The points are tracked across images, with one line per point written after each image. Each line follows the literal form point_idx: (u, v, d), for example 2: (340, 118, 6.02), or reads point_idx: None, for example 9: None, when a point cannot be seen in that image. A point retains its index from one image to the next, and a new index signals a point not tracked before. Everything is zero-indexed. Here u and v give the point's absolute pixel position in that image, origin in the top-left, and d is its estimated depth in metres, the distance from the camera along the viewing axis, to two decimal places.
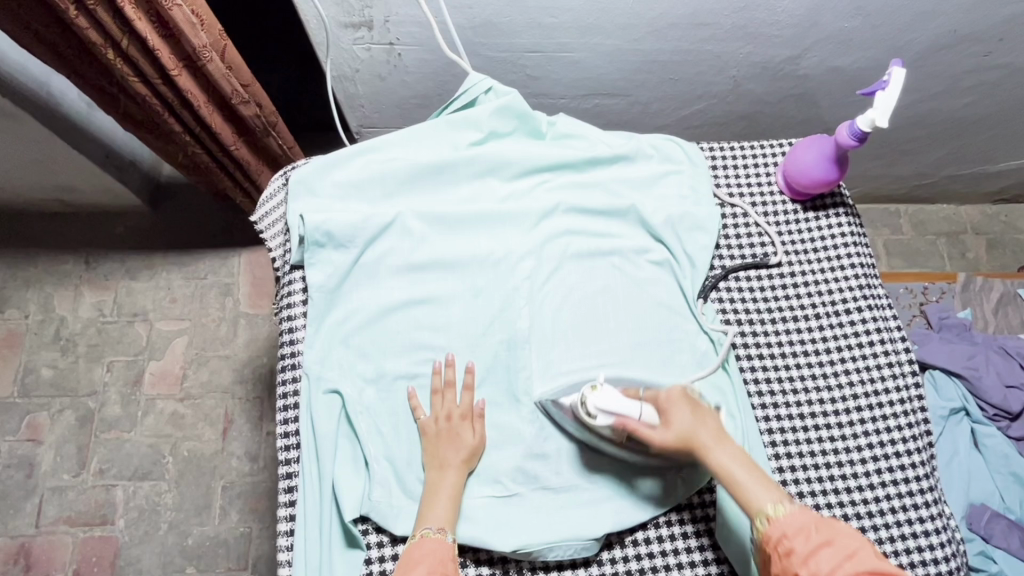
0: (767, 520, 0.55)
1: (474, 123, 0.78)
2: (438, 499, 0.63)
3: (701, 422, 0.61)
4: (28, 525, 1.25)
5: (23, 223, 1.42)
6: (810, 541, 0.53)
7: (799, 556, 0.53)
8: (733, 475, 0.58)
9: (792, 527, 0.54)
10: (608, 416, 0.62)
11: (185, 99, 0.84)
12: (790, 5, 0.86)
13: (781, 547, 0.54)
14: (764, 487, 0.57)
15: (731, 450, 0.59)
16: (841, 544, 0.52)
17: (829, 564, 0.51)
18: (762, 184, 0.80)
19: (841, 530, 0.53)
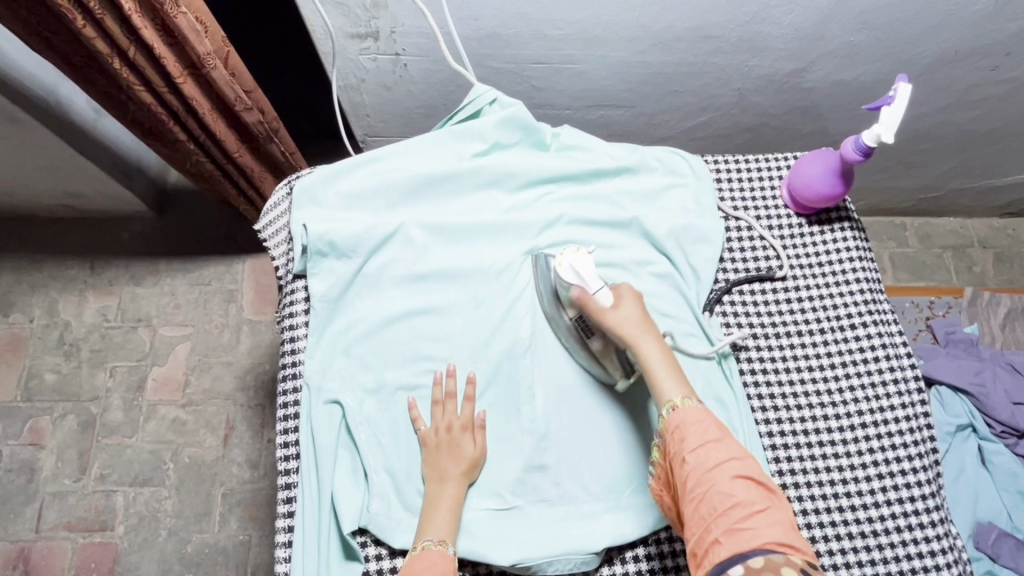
0: (670, 409, 0.59)
1: (478, 133, 0.78)
2: (437, 512, 0.62)
3: (643, 315, 0.64)
4: (28, 530, 1.25)
5: (30, 228, 1.43)
6: (705, 436, 0.57)
7: (691, 444, 0.57)
8: (651, 363, 0.61)
9: (693, 418, 0.58)
10: (574, 277, 0.66)
11: (189, 107, 0.85)
12: (795, 19, 0.86)
13: (677, 433, 0.58)
14: (673, 381, 0.61)
15: (656, 345, 0.62)
16: (733, 446, 0.57)
17: (718, 459, 0.55)
18: (767, 198, 0.80)
19: (731, 435, 0.58)
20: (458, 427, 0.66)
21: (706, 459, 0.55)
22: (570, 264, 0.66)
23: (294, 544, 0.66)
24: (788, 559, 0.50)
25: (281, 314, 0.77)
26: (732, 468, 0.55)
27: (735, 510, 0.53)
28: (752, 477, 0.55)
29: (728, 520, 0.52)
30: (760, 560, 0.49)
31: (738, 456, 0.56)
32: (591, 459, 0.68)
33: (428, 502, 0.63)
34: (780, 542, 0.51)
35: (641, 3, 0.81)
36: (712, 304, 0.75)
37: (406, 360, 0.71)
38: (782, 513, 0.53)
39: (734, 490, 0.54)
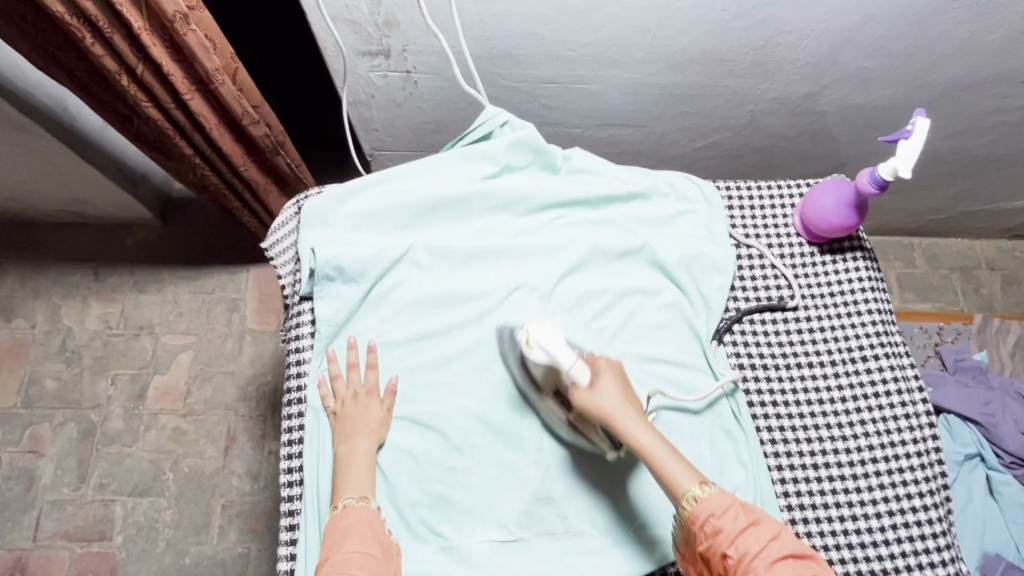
0: (689, 501, 0.57)
1: (488, 156, 0.77)
2: (351, 471, 0.64)
3: (625, 399, 0.61)
4: (26, 539, 1.24)
5: (34, 233, 1.43)
6: (739, 522, 0.55)
7: (726, 536, 0.55)
8: (653, 452, 0.59)
9: (718, 504, 0.56)
10: (545, 356, 0.63)
11: (197, 123, 0.84)
12: (810, 44, 0.85)
13: (708, 525, 0.56)
14: (681, 465, 0.59)
15: (647, 429, 0.60)
16: (765, 526, 0.55)
17: (758, 547, 0.54)
18: (779, 225, 0.79)
19: (766, 516, 0.57)
20: (362, 391, 0.68)
21: (747, 549, 0.54)
22: (537, 341, 0.63)
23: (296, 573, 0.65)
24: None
25: (287, 336, 0.77)
26: (772, 552, 0.53)
27: None
28: (793, 555, 0.54)
29: None
30: None
31: (777, 538, 0.55)
32: (597, 490, 0.67)
33: (343, 463, 0.64)
34: None
35: (654, 26, 0.81)
36: (721, 333, 0.74)
37: (410, 386, 0.70)
38: None
39: (778, 573, 0.52)
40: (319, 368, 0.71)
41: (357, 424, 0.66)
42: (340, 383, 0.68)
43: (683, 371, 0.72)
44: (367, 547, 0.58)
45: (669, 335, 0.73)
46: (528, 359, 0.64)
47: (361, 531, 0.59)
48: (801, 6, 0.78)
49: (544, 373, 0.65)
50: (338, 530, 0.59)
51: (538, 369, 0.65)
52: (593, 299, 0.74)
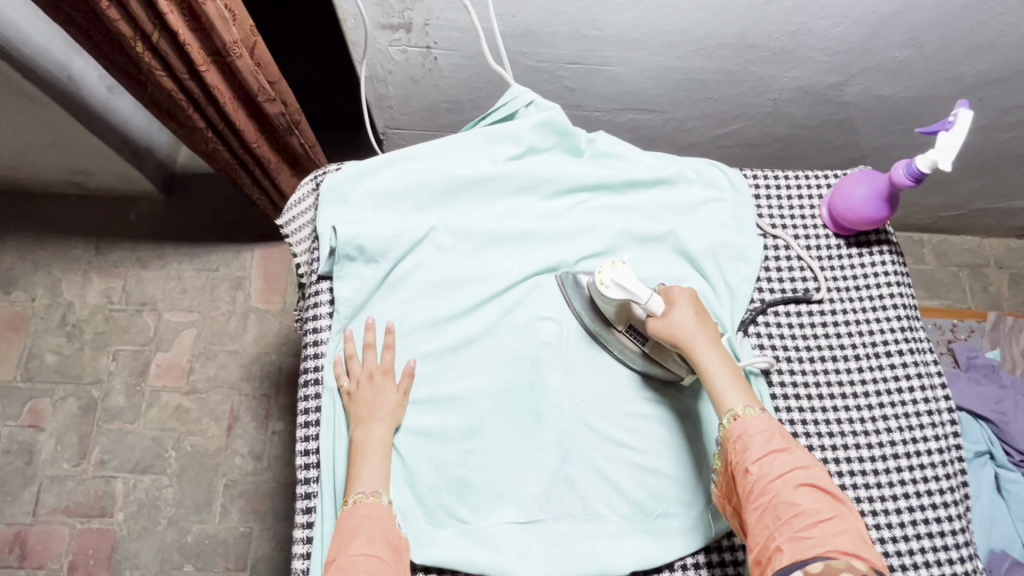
0: (729, 417, 0.59)
1: (513, 136, 0.75)
2: (365, 463, 0.62)
3: (700, 321, 0.63)
4: (25, 514, 1.23)
5: (34, 204, 1.40)
6: (767, 443, 0.57)
7: (754, 454, 0.56)
8: (711, 372, 0.61)
9: (757, 424, 0.57)
10: (621, 294, 0.64)
11: (211, 96, 0.82)
12: (842, 32, 0.83)
13: (738, 440, 0.57)
14: (735, 388, 0.60)
15: (713, 352, 0.61)
16: (796, 455, 0.56)
17: (783, 469, 0.55)
18: (805, 216, 0.78)
19: (796, 446, 0.57)
20: (375, 372, 0.66)
21: (771, 469, 0.55)
22: (612, 280, 0.63)
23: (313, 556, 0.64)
24: (852, 568, 0.49)
25: (303, 315, 0.75)
26: (796, 477, 0.54)
27: (801, 520, 0.52)
28: (819, 485, 0.54)
29: (793, 528, 0.52)
30: (822, 568, 0.49)
31: (804, 465, 0.55)
32: (618, 477, 0.66)
33: (357, 454, 0.63)
34: (845, 551, 0.50)
35: (685, 6, 0.79)
36: (744, 324, 0.73)
37: (427, 368, 0.69)
38: (850, 524, 0.52)
39: (799, 498, 0.53)
40: (335, 348, 0.70)
41: (374, 408, 0.64)
42: (355, 364, 0.67)
43: None
44: (375, 550, 0.56)
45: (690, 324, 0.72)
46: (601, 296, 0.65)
47: (370, 532, 0.57)
48: None
49: (619, 307, 0.67)
50: (344, 534, 0.57)
51: (613, 304, 0.67)
52: None
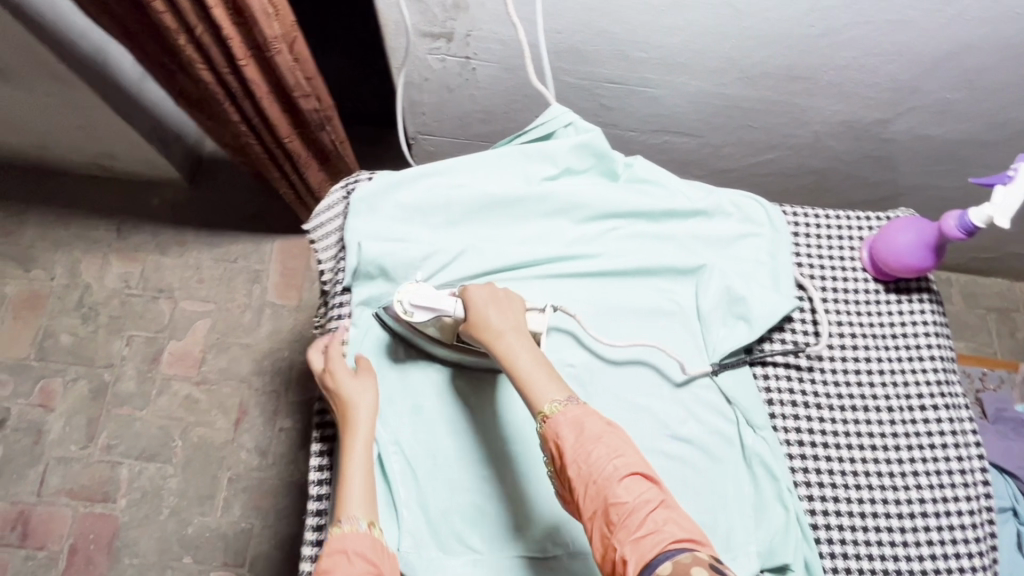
0: (546, 418, 0.55)
1: (550, 156, 0.73)
2: (352, 490, 0.58)
3: (499, 314, 0.60)
4: (29, 493, 1.22)
5: (60, 183, 1.40)
6: (583, 439, 0.53)
7: (576, 457, 0.52)
8: (520, 367, 0.58)
9: (570, 418, 0.54)
10: (427, 313, 0.63)
11: (248, 90, 0.80)
12: (895, 69, 0.81)
13: (557, 445, 0.54)
14: (546, 381, 0.57)
15: (521, 346, 0.59)
16: (611, 443, 0.53)
17: (605, 467, 0.51)
18: (844, 258, 0.76)
19: (614, 431, 0.54)
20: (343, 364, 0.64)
21: (594, 469, 0.51)
22: (412, 305, 0.63)
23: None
24: (695, 557, 0.46)
25: (325, 325, 0.74)
26: (619, 469, 0.51)
27: (632, 518, 0.49)
28: (641, 473, 0.51)
29: (630, 530, 0.48)
30: (668, 565, 0.46)
31: (623, 454, 0.52)
32: None
33: (343, 472, 0.59)
34: (680, 539, 0.47)
35: (735, 34, 0.77)
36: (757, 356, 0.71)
37: (444, 388, 0.68)
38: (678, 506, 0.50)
39: (623, 493, 0.50)
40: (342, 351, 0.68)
41: (352, 413, 0.61)
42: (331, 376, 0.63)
43: (734, 400, 0.68)
44: None
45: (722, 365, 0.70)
46: (412, 324, 0.64)
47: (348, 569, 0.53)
48: (894, 29, 0.74)
49: (434, 328, 0.65)
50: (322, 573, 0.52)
51: (427, 328, 0.65)
52: (647, 318, 0.71)
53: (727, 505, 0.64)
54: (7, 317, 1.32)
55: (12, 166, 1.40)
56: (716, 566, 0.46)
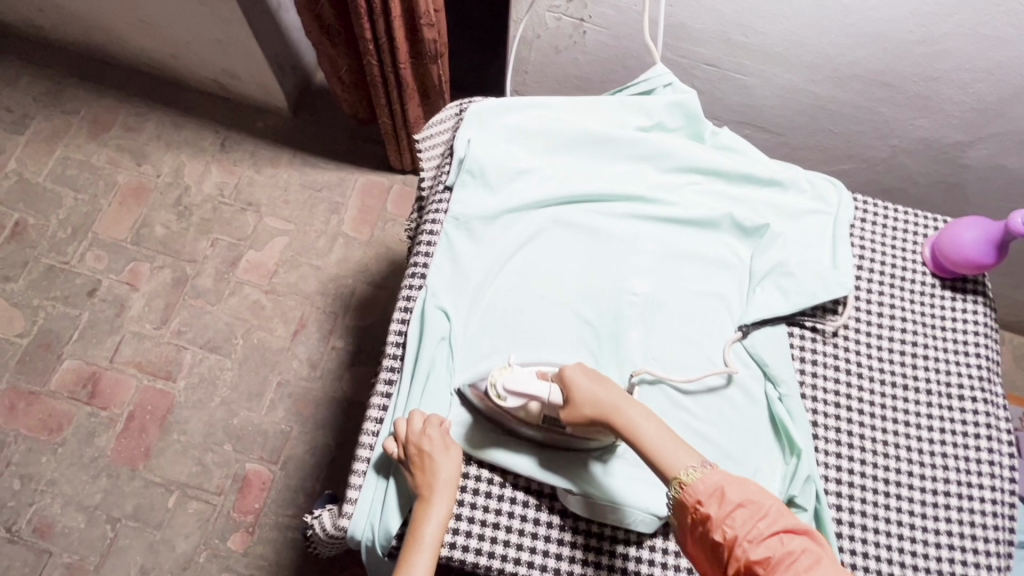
0: (681, 485, 0.53)
1: (645, 109, 0.81)
2: (420, 553, 0.58)
3: (604, 387, 0.58)
4: (103, 357, 1.34)
5: (182, 93, 1.55)
6: (725, 505, 0.50)
7: (718, 518, 0.50)
8: (644, 438, 0.56)
9: (710, 485, 0.51)
10: (519, 397, 0.62)
11: (384, 7, 0.92)
12: (983, 89, 0.85)
13: (697, 511, 0.51)
14: (675, 450, 0.54)
15: (640, 414, 0.57)
16: (754, 504, 0.50)
17: (747, 527, 0.49)
18: (906, 249, 0.80)
19: (755, 490, 0.51)
20: (437, 428, 0.64)
21: (736, 531, 0.49)
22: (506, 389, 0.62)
23: (389, 410, 0.70)
24: None
25: (420, 224, 0.81)
26: (763, 532, 0.49)
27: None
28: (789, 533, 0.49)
29: None
30: None
31: (766, 513, 0.49)
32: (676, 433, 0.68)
33: (413, 534, 0.60)
34: None
35: (836, 31, 0.83)
36: (800, 318, 0.74)
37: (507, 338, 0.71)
38: (833, 565, 0.47)
39: (769, 554, 0.47)
40: (418, 287, 0.75)
41: (435, 477, 0.62)
42: (414, 436, 0.63)
43: (775, 351, 0.72)
44: None
45: (765, 325, 0.73)
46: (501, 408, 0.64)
47: None
48: (990, 46, 0.78)
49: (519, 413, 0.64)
50: None
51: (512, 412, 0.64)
52: (713, 268, 0.76)
53: (758, 444, 0.68)
54: (115, 201, 1.46)
55: (145, 71, 1.56)
56: None
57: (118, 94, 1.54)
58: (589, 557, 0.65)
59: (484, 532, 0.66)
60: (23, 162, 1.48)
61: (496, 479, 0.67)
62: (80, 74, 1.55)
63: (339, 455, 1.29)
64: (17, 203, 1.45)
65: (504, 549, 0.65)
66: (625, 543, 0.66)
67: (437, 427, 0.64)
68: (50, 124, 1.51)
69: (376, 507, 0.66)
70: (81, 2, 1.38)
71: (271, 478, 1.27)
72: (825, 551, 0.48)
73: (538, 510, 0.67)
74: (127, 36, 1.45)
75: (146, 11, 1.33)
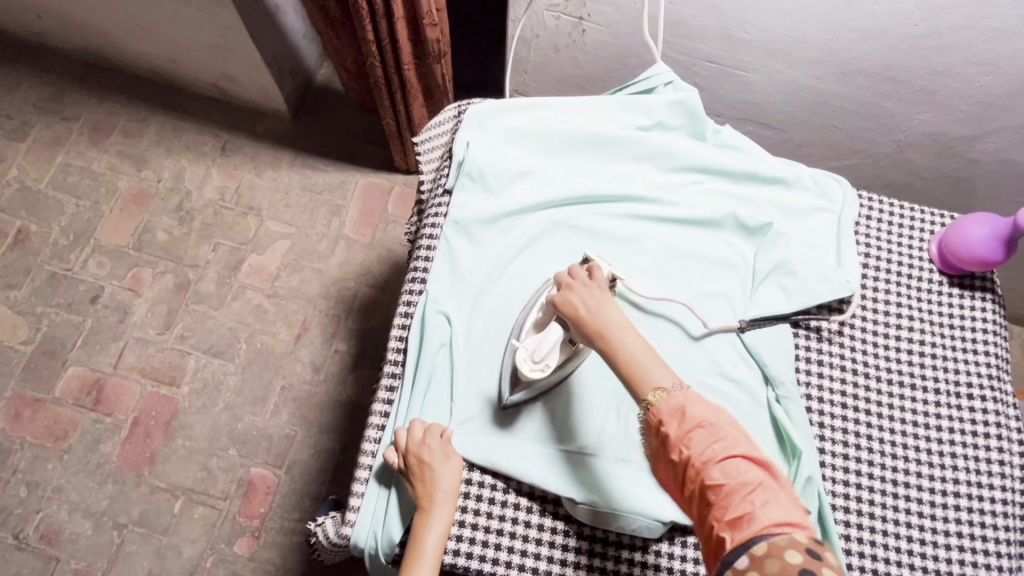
0: (649, 404, 0.54)
1: (645, 108, 0.80)
2: (422, 563, 0.58)
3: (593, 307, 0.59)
4: (107, 364, 1.34)
5: (182, 98, 1.55)
6: (685, 424, 0.52)
7: (678, 439, 0.51)
8: (626, 355, 0.56)
9: (673, 405, 0.52)
10: (550, 349, 0.64)
11: (387, 9, 0.92)
12: (989, 82, 0.83)
13: (659, 428, 0.53)
14: (650, 369, 0.55)
15: (630, 337, 0.57)
16: (713, 428, 0.51)
17: (703, 449, 0.50)
18: (913, 247, 0.78)
19: (716, 415, 0.52)
20: (438, 437, 0.64)
21: (692, 452, 0.51)
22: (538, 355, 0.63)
23: (391, 417, 0.70)
24: (792, 539, 0.46)
25: (420, 228, 0.81)
26: (718, 453, 0.50)
27: (727, 501, 0.48)
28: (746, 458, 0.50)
29: (723, 512, 0.48)
30: (762, 546, 0.46)
31: (724, 437, 0.51)
32: None
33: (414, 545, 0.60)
34: (780, 525, 0.47)
35: (839, 26, 0.81)
36: (806, 318, 0.73)
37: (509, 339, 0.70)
38: (784, 494, 0.49)
39: (723, 477, 0.49)
40: (419, 292, 0.74)
41: (435, 487, 0.61)
42: (414, 446, 0.63)
43: (781, 352, 0.71)
44: None
45: (768, 324, 0.72)
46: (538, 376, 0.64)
47: None
48: (996, 38, 0.77)
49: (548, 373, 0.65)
50: None
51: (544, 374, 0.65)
52: (717, 268, 0.75)
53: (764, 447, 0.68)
54: (116, 207, 1.46)
55: (145, 77, 1.56)
56: (815, 554, 0.45)
57: (118, 100, 1.54)
58: (593, 563, 0.65)
59: (487, 539, 0.65)
60: (24, 170, 1.48)
61: (499, 485, 0.67)
62: (80, 81, 1.55)
63: (343, 458, 1.29)
64: (19, 210, 1.45)
65: (508, 556, 0.65)
66: (630, 549, 0.65)
67: (437, 437, 0.64)
68: (51, 131, 1.51)
69: (379, 515, 0.66)
70: (79, 8, 1.37)
71: (276, 482, 1.27)
72: (780, 487, 0.50)
73: (542, 516, 0.66)
74: (126, 42, 1.45)
75: (144, 16, 1.33)
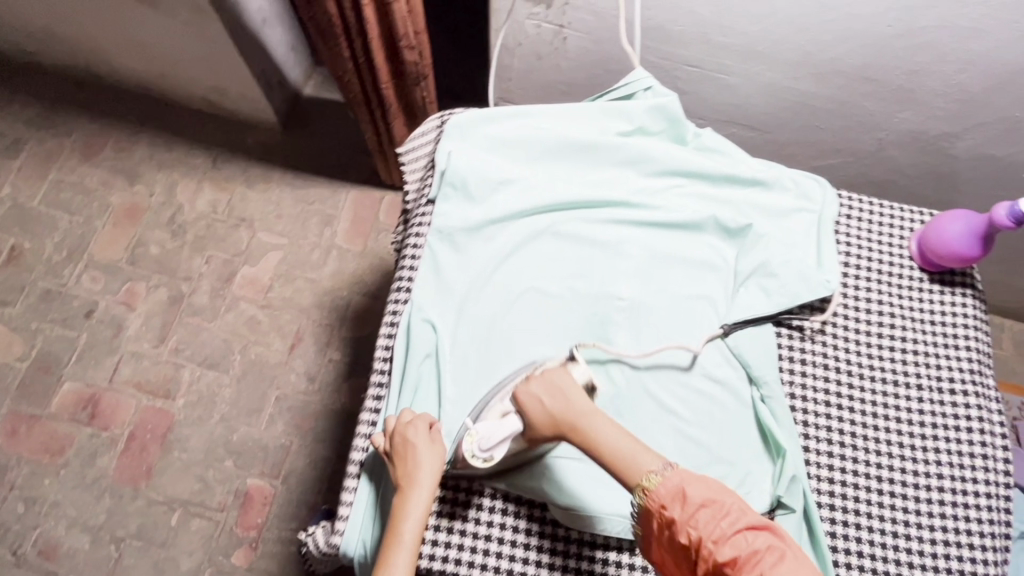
0: (645, 490, 0.54)
1: (626, 114, 0.81)
2: (399, 549, 0.57)
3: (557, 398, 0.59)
4: (103, 378, 1.35)
5: (172, 112, 1.56)
6: (688, 506, 0.51)
7: (683, 520, 0.51)
8: (606, 447, 0.56)
9: (671, 487, 0.53)
10: (501, 444, 0.61)
11: (363, 30, 0.92)
12: (965, 80, 0.84)
13: (662, 515, 0.52)
14: (636, 454, 0.55)
15: (606, 425, 0.58)
16: (716, 503, 0.51)
17: (711, 528, 0.50)
18: (894, 245, 0.79)
19: (716, 489, 0.53)
20: (423, 424, 0.64)
21: (699, 530, 0.50)
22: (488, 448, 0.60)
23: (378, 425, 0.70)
24: None
25: (404, 238, 0.81)
26: (726, 529, 0.50)
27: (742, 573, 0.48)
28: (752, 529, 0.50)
29: None
30: None
31: (727, 511, 0.51)
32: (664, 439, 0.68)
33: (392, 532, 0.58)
34: None
35: (815, 28, 0.82)
36: (788, 317, 0.74)
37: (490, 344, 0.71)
38: (797, 558, 0.48)
39: (734, 550, 0.49)
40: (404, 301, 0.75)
41: (414, 471, 0.60)
42: (399, 431, 0.63)
43: (764, 352, 0.72)
44: None
45: (749, 323, 0.73)
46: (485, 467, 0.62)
47: None
48: (969, 37, 0.78)
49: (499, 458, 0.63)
50: None
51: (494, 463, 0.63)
52: (699, 271, 0.76)
53: (748, 445, 0.68)
54: (109, 222, 1.47)
55: (135, 92, 1.57)
56: None
57: (109, 116, 1.55)
58: (581, 567, 0.65)
59: (475, 545, 0.66)
60: (17, 188, 1.49)
61: (487, 491, 0.67)
62: (71, 97, 1.56)
63: (339, 467, 1.30)
64: (12, 228, 1.46)
65: (496, 561, 0.66)
66: (618, 551, 0.66)
67: (422, 424, 0.64)
68: (43, 149, 1.52)
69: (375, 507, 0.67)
70: (69, 26, 1.39)
71: (273, 492, 1.28)
72: (787, 546, 0.50)
73: (528, 522, 0.67)
74: (116, 58, 1.46)
75: (132, 32, 1.34)
